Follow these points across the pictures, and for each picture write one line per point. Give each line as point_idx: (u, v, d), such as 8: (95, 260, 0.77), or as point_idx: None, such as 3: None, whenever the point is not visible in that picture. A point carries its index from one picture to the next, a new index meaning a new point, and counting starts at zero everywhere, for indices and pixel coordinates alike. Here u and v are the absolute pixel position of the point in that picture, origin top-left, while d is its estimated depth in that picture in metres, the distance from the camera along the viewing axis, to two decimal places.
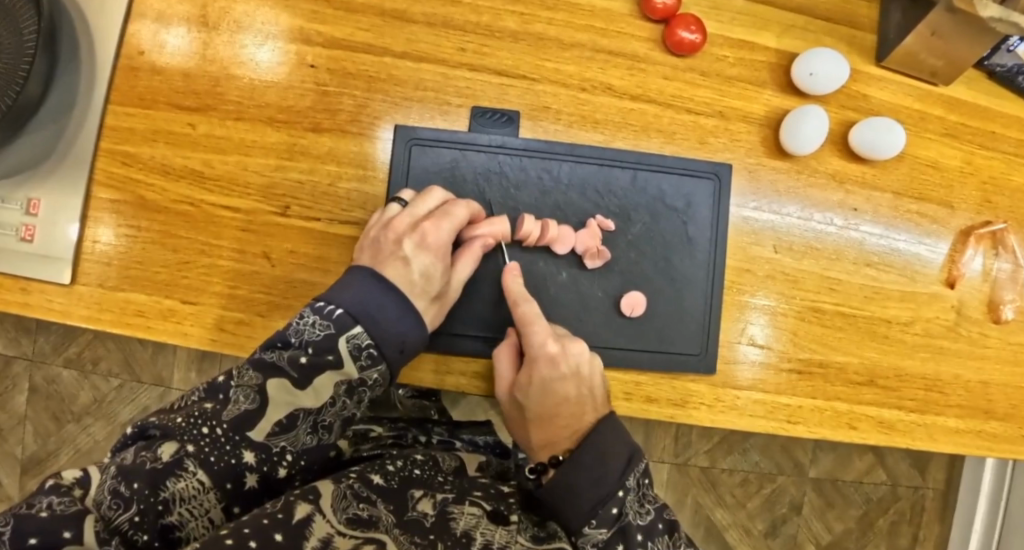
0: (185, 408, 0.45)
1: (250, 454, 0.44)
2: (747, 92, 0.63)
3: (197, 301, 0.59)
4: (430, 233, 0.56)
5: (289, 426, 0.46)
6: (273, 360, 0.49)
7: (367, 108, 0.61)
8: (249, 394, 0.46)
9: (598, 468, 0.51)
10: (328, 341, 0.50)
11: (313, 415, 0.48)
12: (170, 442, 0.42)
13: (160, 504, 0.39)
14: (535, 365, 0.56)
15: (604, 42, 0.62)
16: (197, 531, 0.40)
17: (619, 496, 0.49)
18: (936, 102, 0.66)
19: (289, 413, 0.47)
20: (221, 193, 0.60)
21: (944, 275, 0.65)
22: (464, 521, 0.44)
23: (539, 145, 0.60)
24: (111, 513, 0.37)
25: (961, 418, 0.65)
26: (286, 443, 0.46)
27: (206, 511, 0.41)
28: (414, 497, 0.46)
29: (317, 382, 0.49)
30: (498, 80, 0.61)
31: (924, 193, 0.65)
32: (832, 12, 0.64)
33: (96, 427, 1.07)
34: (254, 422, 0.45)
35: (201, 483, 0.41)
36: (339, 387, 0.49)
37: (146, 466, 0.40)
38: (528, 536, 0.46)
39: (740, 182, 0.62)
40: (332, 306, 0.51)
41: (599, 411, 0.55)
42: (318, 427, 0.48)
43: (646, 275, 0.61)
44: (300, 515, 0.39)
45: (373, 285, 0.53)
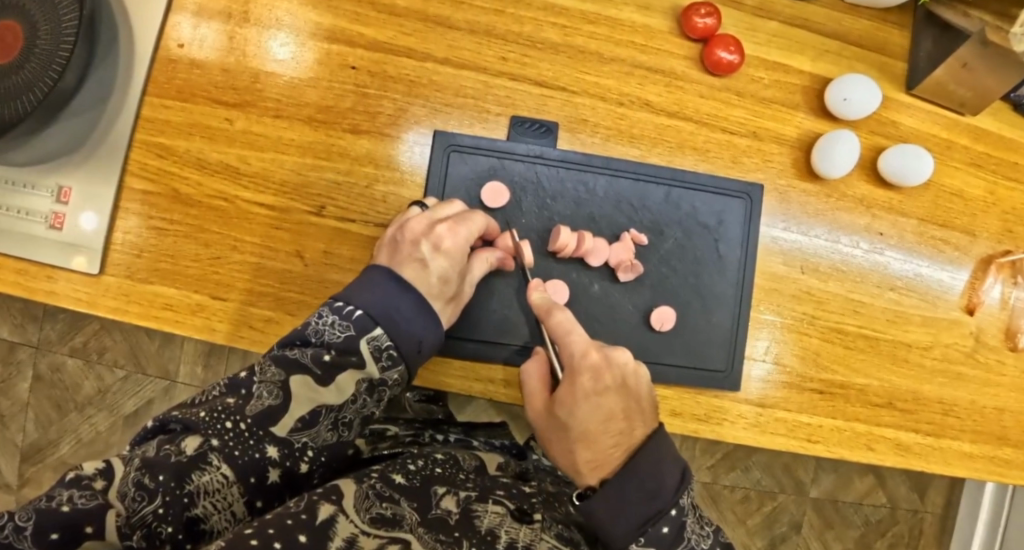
0: (207, 402, 0.45)
1: (273, 449, 0.44)
2: (780, 115, 0.64)
3: (226, 298, 0.59)
4: (446, 238, 0.55)
5: (311, 421, 0.46)
6: (295, 357, 0.48)
7: (406, 112, 0.61)
8: (272, 390, 0.46)
9: (653, 482, 0.46)
10: (348, 343, 0.50)
11: (335, 412, 0.47)
12: (194, 436, 0.42)
13: (185, 497, 0.39)
14: (578, 375, 0.51)
15: (643, 58, 0.62)
16: (220, 524, 0.40)
17: (673, 514, 0.45)
18: (962, 131, 0.67)
19: (311, 409, 0.46)
20: (256, 190, 0.60)
21: (963, 301, 0.66)
22: (488, 518, 0.44)
23: (576, 157, 0.61)
24: (136, 505, 0.37)
25: (975, 443, 0.66)
26: (308, 439, 0.46)
27: (229, 505, 0.41)
28: (437, 494, 0.46)
29: (339, 379, 0.48)
30: (538, 91, 0.61)
31: (948, 220, 0.66)
32: (866, 39, 0.66)
33: (99, 418, 1.06)
34: (278, 417, 0.45)
35: (224, 477, 0.41)
36: (361, 385, 0.49)
37: (170, 459, 0.40)
38: (553, 534, 0.45)
39: (771, 203, 0.63)
40: (352, 306, 0.51)
41: (650, 425, 0.50)
42: (339, 425, 0.48)
43: (676, 290, 0.62)
44: (324, 515, 0.39)
45: (392, 286, 0.53)
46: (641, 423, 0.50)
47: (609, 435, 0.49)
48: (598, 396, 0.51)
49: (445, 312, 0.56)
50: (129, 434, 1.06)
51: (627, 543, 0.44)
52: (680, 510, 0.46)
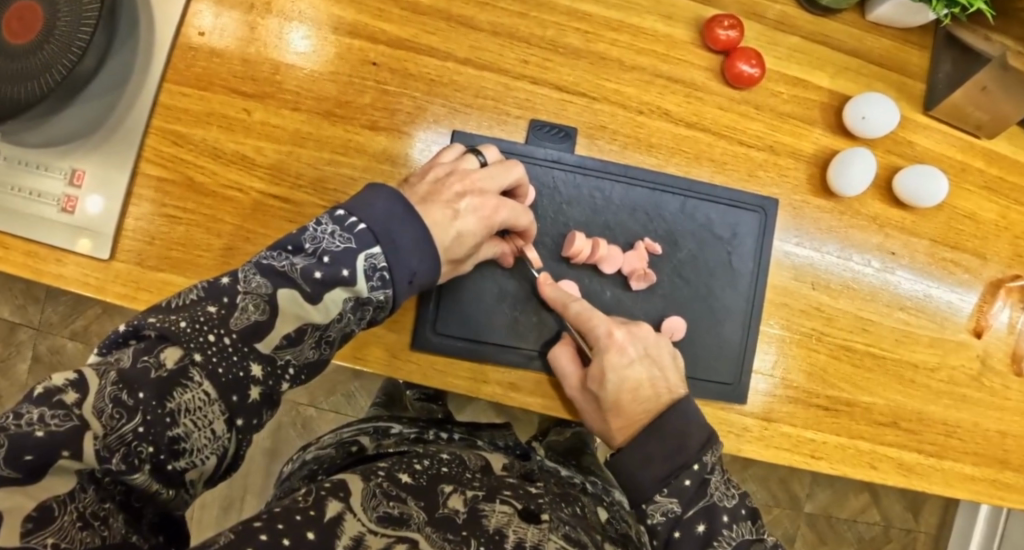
0: (185, 309, 0.40)
1: (257, 367, 0.41)
2: (798, 130, 0.63)
3: None
4: (490, 205, 0.53)
5: (296, 339, 0.43)
6: (282, 268, 0.44)
7: (425, 111, 0.60)
8: (259, 304, 0.42)
9: (679, 440, 0.50)
10: (345, 255, 0.45)
11: (320, 330, 0.44)
12: (175, 349, 0.38)
13: (167, 416, 0.36)
14: (601, 354, 0.54)
15: (664, 68, 0.62)
16: (200, 442, 0.37)
17: (695, 469, 0.49)
18: (978, 154, 0.67)
19: (298, 327, 0.43)
20: (271, 181, 0.60)
21: (971, 323, 0.66)
22: (496, 518, 0.44)
23: (594, 164, 0.59)
24: (115, 423, 0.34)
25: (977, 466, 0.66)
26: (291, 356, 0.43)
27: (210, 423, 0.38)
28: (444, 494, 0.46)
29: (328, 297, 0.45)
30: (558, 95, 0.60)
31: (959, 242, 0.66)
32: (885, 59, 0.66)
33: None
34: (264, 333, 0.41)
35: (207, 395, 0.38)
36: (346, 304, 0.46)
37: (150, 375, 0.36)
38: (561, 535, 0.45)
39: (785, 218, 0.62)
40: (354, 218, 0.47)
41: (676, 390, 0.54)
42: (322, 342, 0.45)
43: (688, 302, 0.60)
44: (332, 513, 0.39)
45: (401, 208, 0.48)
46: (667, 388, 0.54)
47: (639, 403, 0.53)
48: (625, 369, 0.54)
49: (445, 270, 0.53)
50: None
51: (651, 494, 0.48)
52: (703, 467, 0.49)
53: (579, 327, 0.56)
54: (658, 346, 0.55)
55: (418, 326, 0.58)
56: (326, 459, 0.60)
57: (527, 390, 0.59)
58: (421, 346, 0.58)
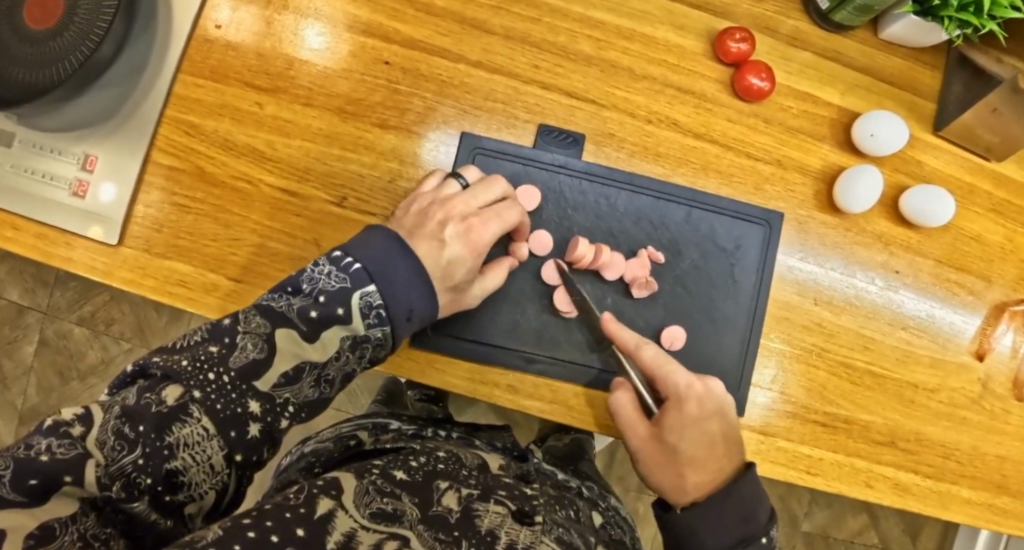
0: (188, 348, 0.42)
1: (255, 404, 0.42)
2: (805, 145, 0.63)
3: (242, 280, 0.60)
4: (476, 228, 0.55)
5: (294, 378, 0.45)
6: (281, 308, 0.47)
7: (435, 111, 0.60)
8: (257, 343, 0.44)
9: (752, 509, 0.52)
10: (340, 293, 0.48)
11: (318, 369, 0.46)
12: (175, 386, 0.40)
13: (165, 449, 0.37)
14: (681, 405, 0.54)
15: (674, 78, 0.62)
16: (198, 476, 0.39)
17: (762, 542, 0.51)
18: (986, 177, 0.67)
19: (295, 365, 0.45)
20: (280, 175, 0.61)
21: (973, 346, 0.66)
22: (489, 518, 0.44)
23: (600, 170, 0.60)
24: (115, 455, 0.36)
25: (974, 489, 0.66)
26: (290, 395, 0.45)
27: (208, 458, 0.39)
28: (439, 490, 0.46)
29: (326, 336, 0.47)
30: (567, 101, 0.61)
31: (964, 264, 0.66)
32: (896, 78, 0.66)
33: (100, 388, 1.05)
34: (262, 372, 0.43)
35: (205, 430, 0.39)
36: (345, 341, 0.48)
37: (150, 409, 0.38)
38: (553, 537, 0.45)
39: (789, 232, 0.62)
40: (350, 258, 0.49)
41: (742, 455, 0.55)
42: (320, 381, 0.47)
43: (688, 311, 0.60)
44: (323, 510, 0.39)
45: (394, 244, 0.51)
46: (738, 452, 0.54)
47: (714, 461, 0.53)
48: (703, 424, 0.54)
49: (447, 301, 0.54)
50: None
51: None
52: (766, 541, 0.52)
53: (656, 373, 0.55)
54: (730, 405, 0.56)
55: None
56: (324, 452, 0.61)
57: (526, 393, 0.59)
58: (420, 344, 0.58)
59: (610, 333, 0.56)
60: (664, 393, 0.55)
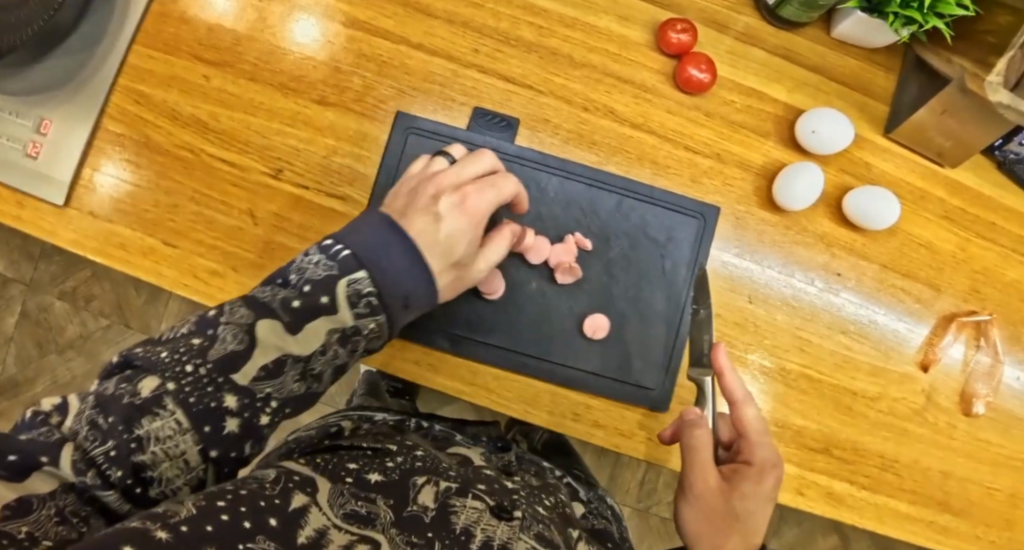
0: (172, 340, 0.40)
1: (232, 399, 0.39)
2: (748, 140, 0.62)
3: (178, 245, 0.61)
4: (471, 198, 0.52)
5: (276, 370, 0.41)
6: (267, 298, 0.43)
7: (374, 91, 0.61)
8: (238, 333, 0.41)
9: None
10: (328, 281, 0.44)
11: (302, 362, 0.43)
12: (152, 377, 0.37)
13: (132, 441, 0.35)
14: (770, 470, 0.52)
15: (615, 67, 0.62)
16: (170, 472, 0.37)
17: None
18: (940, 183, 0.65)
19: (276, 357, 0.41)
20: (221, 146, 0.62)
21: (918, 356, 0.64)
22: (464, 515, 0.40)
23: (532, 154, 0.60)
24: (88, 445, 0.35)
25: (914, 504, 0.64)
26: (272, 390, 0.41)
27: (182, 452, 0.37)
28: (415, 487, 0.41)
29: (310, 327, 0.43)
30: (504, 85, 0.61)
31: (911, 271, 0.64)
32: (848, 78, 0.65)
33: (77, 362, 1.05)
34: (240, 364, 0.40)
35: (178, 424, 0.37)
36: (332, 334, 0.44)
37: (123, 400, 0.36)
38: (532, 534, 0.41)
39: (725, 227, 0.61)
40: (341, 246, 0.45)
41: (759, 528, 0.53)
42: (307, 375, 0.43)
43: (614, 301, 0.59)
44: (297, 504, 0.35)
45: (385, 230, 0.47)
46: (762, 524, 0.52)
47: (751, 521, 0.50)
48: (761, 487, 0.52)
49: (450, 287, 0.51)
50: None
51: None
52: None
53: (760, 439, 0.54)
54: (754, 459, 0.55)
55: None
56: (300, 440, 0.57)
57: (445, 373, 0.58)
58: None
59: (722, 379, 0.54)
60: (747, 452, 0.53)
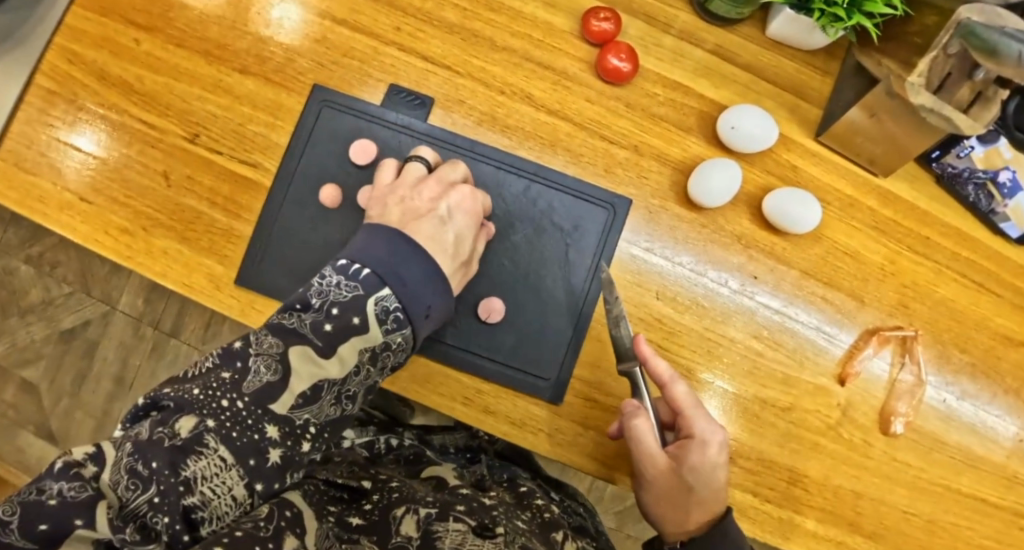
0: (201, 376, 0.42)
1: (273, 429, 0.42)
2: (668, 134, 0.61)
3: (95, 202, 0.60)
4: (465, 199, 0.56)
5: (313, 396, 0.44)
6: (294, 327, 0.47)
7: (294, 63, 0.61)
8: (271, 364, 0.44)
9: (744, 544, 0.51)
10: (353, 302, 0.48)
11: (337, 385, 0.46)
12: (189, 417, 0.39)
13: (181, 484, 0.37)
14: (707, 445, 0.52)
15: (536, 53, 0.61)
16: (219, 509, 0.38)
17: None
18: (871, 192, 0.63)
19: (312, 383, 0.45)
20: (143, 107, 0.61)
21: (837, 369, 0.61)
22: (449, 539, 0.43)
23: (442, 134, 0.60)
24: (128, 495, 0.35)
25: (821, 522, 0.61)
26: (311, 415, 0.44)
27: (229, 489, 0.39)
28: (397, 519, 0.45)
29: (341, 350, 0.47)
30: (422, 64, 0.61)
31: (835, 280, 0.62)
32: (782, 78, 0.63)
33: (36, 326, 1.07)
34: (276, 395, 0.43)
35: (223, 460, 0.39)
36: (362, 355, 0.48)
37: (164, 443, 0.37)
38: (513, 547, 0.45)
39: (636, 219, 0.60)
40: (357, 266, 0.50)
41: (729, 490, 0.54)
42: (341, 398, 0.47)
43: (514, 286, 0.59)
44: None
45: (400, 245, 0.52)
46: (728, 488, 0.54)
47: (708, 495, 0.52)
48: (711, 467, 0.52)
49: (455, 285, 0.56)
50: (61, 350, 1.06)
51: None
52: None
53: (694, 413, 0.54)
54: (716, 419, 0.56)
55: (246, 261, 0.59)
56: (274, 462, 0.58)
57: None
58: (243, 283, 0.59)
59: (647, 368, 0.54)
60: (686, 427, 0.54)
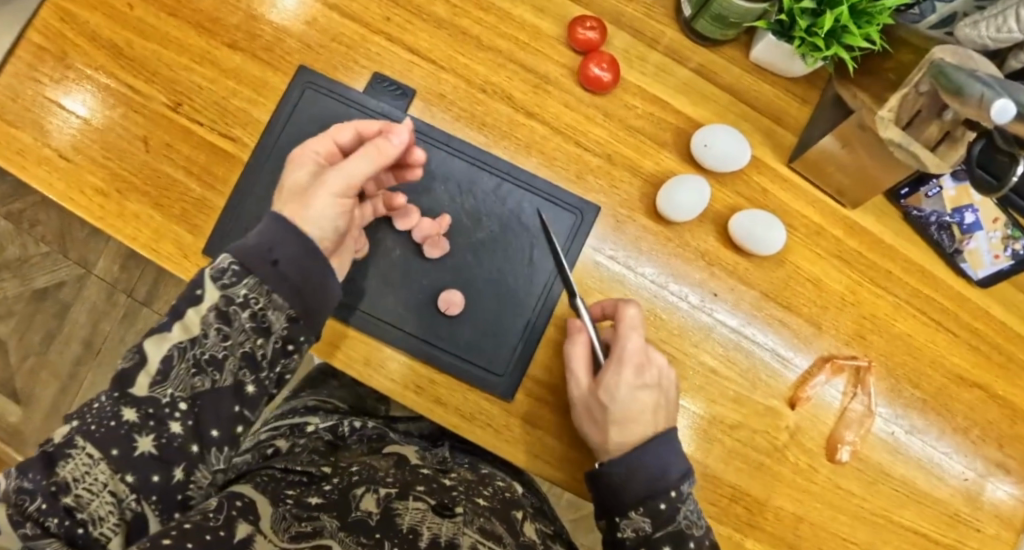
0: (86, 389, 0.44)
1: (131, 412, 0.42)
2: (643, 147, 0.62)
3: (72, 159, 0.61)
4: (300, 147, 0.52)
5: (167, 372, 0.43)
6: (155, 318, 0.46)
7: (282, 43, 0.62)
8: (126, 354, 0.44)
9: (660, 464, 0.53)
10: (196, 276, 0.46)
11: (194, 351, 0.44)
12: (65, 424, 0.41)
13: (55, 485, 0.38)
14: (625, 367, 0.55)
15: (520, 55, 0.62)
16: (104, 506, 0.39)
17: (671, 495, 0.52)
18: (838, 221, 0.64)
19: (164, 356, 0.44)
20: (130, 72, 0.62)
21: (789, 392, 0.62)
22: (409, 516, 0.46)
23: (420, 126, 0.61)
24: (18, 503, 0.38)
25: (759, 542, 0.61)
26: (173, 390, 0.43)
27: (105, 484, 0.40)
28: (357, 497, 0.47)
29: (189, 317, 0.45)
30: (408, 56, 0.62)
31: (794, 304, 0.63)
32: (760, 102, 0.64)
33: (10, 282, 1.07)
34: (132, 379, 0.43)
35: (91, 457, 0.40)
36: (211, 315, 0.45)
37: (40, 451, 0.40)
38: (474, 526, 0.48)
39: (603, 227, 0.61)
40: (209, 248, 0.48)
41: (665, 422, 0.55)
42: (203, 365, 0.44)
43: (475, 281, 0.59)
44: (242, 533, 0.39)
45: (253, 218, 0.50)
46: (659, 417, 0.55)
47: (623, 416, 0.54)
48: (631, 389, 0.54)
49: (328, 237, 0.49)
50: (32, 308, 1.07)
51: (626, 510, 0.53)
52: (679, 495, 0.52)
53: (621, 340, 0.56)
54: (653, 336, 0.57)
55: (215, 232, 0.60)
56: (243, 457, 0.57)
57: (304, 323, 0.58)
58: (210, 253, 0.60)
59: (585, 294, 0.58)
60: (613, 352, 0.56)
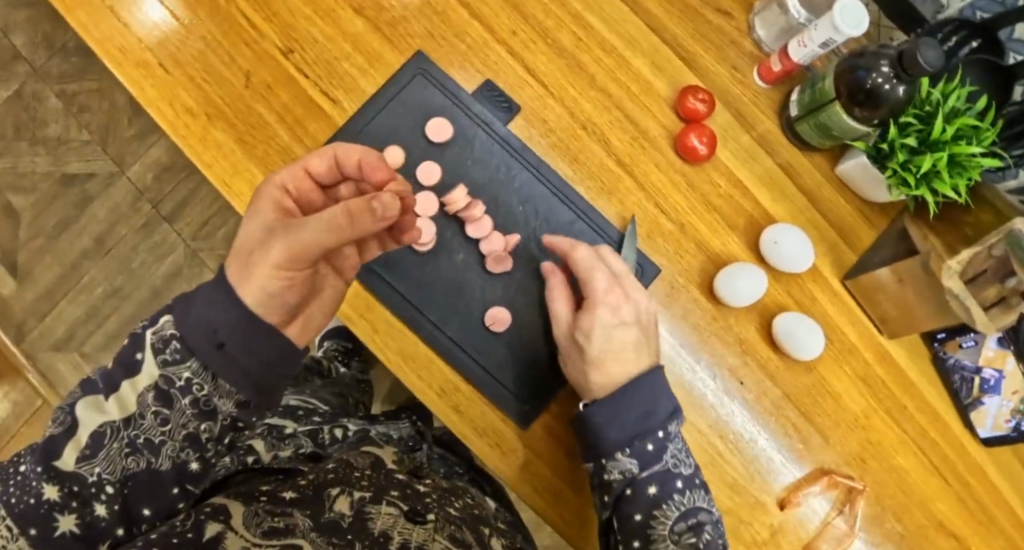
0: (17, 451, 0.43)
1: (53, 488, 0.40)
2: (715, 225, 0.64)
3: (171, 72, 0.60)
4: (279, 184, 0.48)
5: (96, 447, 0.41)
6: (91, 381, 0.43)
7: (407, 24, 0.63)
8: (59, 421, 0.42)
9: (648, 405, 0.55)
10: (135, 338, 0.43)
11: (125, 430, 0.42)
12: None
13: None
14: (596, 307, 0.56)
15: (627, 105, 0.64)
16: None
17: (659, 435, 0.54)
18: (871, 347, 0.67)
19: (94, 433, 0.41)
20: (252, 5, 0.62)
21: (781, 493, 0.64)
22: (381, 520, 0.44)
23: (515, 143, 0.62)
24: None
25: None
26: (102, 468, 0.41)
27: None
28: (331, 497, 0.45)
29: (125, 392, 0.42)
30: (523, 73, 0.63)
31: (810, 413, 0.65)
32: (833, 215, 0.66)
33: (41, 159, 1.06)
34: (58, 451, 0.40)
35: (7, 531, 0.39)
36: (148, 393, 0.42)
37: None
38: (445, 534, 0.47)
39: (658, 289, 0.62)
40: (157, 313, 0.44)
41: (649, 361, 0.57)
42: (135, 445, 0.42)
43: (525, 305, 0.60)
44: (210, 533, 0.39)
45: None
46: (643, 356, 0.57)
47: (604, 355, 0.56)
48: (607, 326, 0.56)
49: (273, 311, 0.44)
50: (56, 190, 1.06)
51: (615, 451, 0.54)
52: (667, 435, 0.55)
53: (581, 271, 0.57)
54: (617, 267, 0.58)
55: None
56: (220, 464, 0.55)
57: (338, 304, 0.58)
58: None
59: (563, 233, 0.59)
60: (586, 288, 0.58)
